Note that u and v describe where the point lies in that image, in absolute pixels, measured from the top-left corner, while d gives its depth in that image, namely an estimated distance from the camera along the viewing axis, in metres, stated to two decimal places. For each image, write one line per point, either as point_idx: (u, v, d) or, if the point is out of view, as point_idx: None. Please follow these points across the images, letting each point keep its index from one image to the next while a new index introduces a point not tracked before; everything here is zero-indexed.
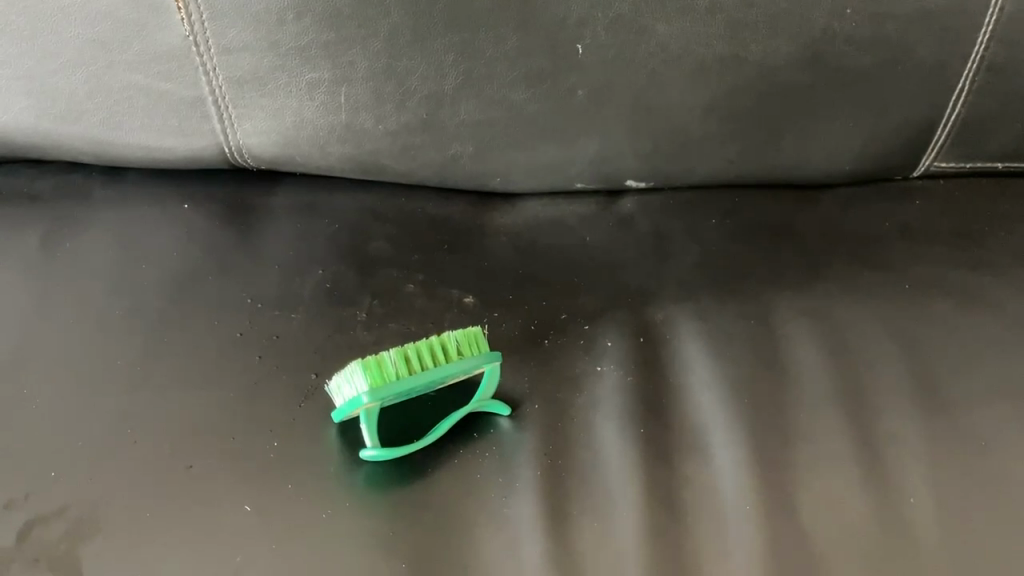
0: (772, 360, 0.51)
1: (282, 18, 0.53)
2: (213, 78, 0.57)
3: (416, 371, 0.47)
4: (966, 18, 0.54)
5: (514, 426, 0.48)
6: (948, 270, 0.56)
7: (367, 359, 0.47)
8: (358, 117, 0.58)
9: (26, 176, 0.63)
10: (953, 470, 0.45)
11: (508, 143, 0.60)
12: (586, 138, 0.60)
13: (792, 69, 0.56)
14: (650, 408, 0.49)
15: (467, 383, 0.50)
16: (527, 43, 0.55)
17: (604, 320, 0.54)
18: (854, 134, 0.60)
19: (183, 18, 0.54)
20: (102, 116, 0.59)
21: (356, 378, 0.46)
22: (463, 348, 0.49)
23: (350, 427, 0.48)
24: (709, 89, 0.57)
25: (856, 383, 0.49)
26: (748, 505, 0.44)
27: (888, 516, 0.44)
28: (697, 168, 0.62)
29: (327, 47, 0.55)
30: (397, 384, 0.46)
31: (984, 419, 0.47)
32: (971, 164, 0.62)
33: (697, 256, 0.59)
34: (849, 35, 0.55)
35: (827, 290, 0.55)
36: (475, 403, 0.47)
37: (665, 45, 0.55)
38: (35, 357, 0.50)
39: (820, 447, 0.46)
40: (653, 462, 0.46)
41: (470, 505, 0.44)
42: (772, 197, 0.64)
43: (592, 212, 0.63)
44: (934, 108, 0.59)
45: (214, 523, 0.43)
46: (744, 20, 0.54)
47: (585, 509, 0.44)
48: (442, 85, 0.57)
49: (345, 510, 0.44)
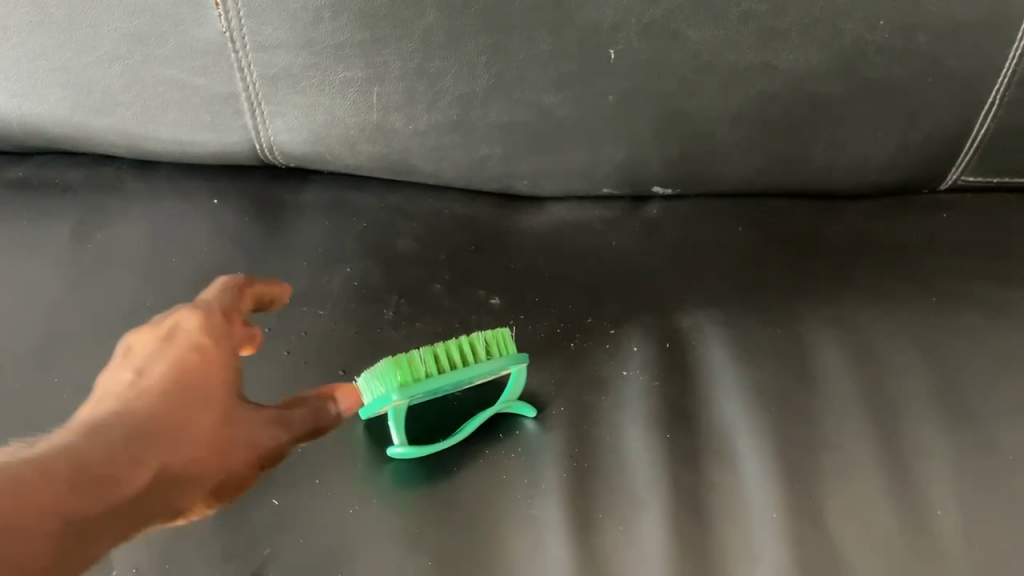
0: (798, 368, 0.51)
1: (318, 16, 0.54)
2: (247, 74, 0.57)
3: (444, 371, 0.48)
4: (999, 32, 0.54)
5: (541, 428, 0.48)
6: (973, 283, 0.56)
7: (394, 361, 0.48)
8: (389, 117, 0.59)
9: (58, 167, 0.64)
10: (977, 481, 0.45)
11: (536, 146, 0.60)
12: (613, 143, 0.60)
13: (823, 80, 0.56)
14: (675, 412, 0.49)
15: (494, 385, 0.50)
16: (559, 46, 0.55)
17: (630, 324, 0.54)
18: (884, 145, 0.60)
19: (220, 14, 0.54)
20: (136, 110, 0.59)
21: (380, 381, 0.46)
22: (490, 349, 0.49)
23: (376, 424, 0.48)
24: (739, 97, 0.57)
25: (879, 393, 0.49)
26: (773, 511, 0.44)
27: (912, 527, 0.44)
28: (723, 176, 0.62)
29: (361, 47, 0.55)
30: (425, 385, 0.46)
31: (1009, 431, 0.47)
32: (999, 178, 0.62)
33: (723, 262, 0.59)
34: (880, 47, 0.55)
35: (855, 300, 0.55)
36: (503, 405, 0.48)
37: (697, 52, 0.55)
38: (67, 348, 0.51)
39: (843, 454, 0.46)
40: (679, 468, 0.46)
41: (496, 504, 0.45)
42: (799, 206, 0.64)
43: (618, 216, 0.64)
44: (964, 121, 0.58)
45: (239, 514, 0.44)
46: (776, 30, 0.54)
47: (610, 512, 0.45)
48: (474, 87, 0.57)
49: (371, 507, 0.44)
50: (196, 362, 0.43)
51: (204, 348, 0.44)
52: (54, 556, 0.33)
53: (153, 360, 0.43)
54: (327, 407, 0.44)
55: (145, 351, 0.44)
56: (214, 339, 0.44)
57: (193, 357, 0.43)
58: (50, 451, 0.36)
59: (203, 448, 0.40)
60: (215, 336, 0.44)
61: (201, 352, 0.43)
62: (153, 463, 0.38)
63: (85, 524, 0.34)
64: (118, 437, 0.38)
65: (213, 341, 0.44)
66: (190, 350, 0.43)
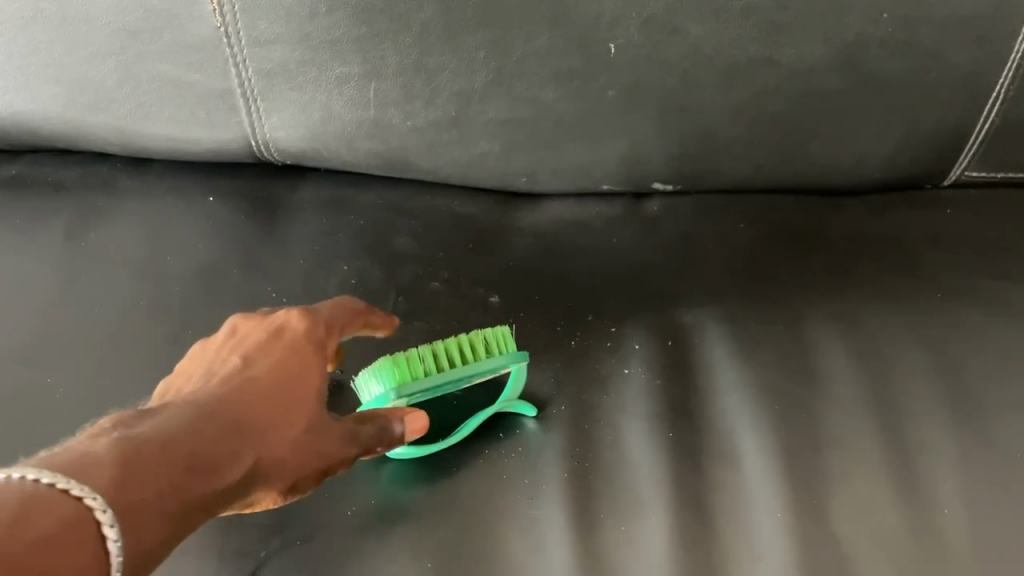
0: (801, 366, 0.50)
1: (314, 10, 0.53)
2: (242, 70, 0.56)
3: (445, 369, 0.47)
4: (1003, 25, 0.54)
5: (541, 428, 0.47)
6: (978, 279, 0.55)
7: (391, 357, 0.47)
8: (387, 113, 0.58)
9: (52, 165, 0.63)
10: (984, 480, 0.45)
11: (535, 142, 0.60)
12: (613, 139, 0.60)
13: (825, 74, 0.56)
14: (677, 411, 0.49)
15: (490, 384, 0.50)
16: (558, 41, 0.54)
17: (630, 322, 0.54)
18: (887, 140, 0.59)
19: (215, 9, 0.54)
20: (130, 107, 0.59)
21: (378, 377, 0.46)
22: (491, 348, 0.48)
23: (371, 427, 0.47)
24: (740, 92, 0.57)
25: (884, 391, 0.49)
26: (778, 510, 0.44)
27: (918, 526, 0.43)
28: (724, 172, 0.62)
29: (358, 42, 0.54)
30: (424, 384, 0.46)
31: (1016, 429, 0.47)
32: (1003, 174, 0.61)
33: (724, 258, 0.58)
34: (883, 41, 0.54)
35: (859, 297, 0.54)
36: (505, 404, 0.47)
37: (698, 46, 0.55)
38: (60, 348, 0.50)
39: (848, 452, 0.46)
40: (681, 467, 0.46)
41: (496, 504, 0.44)
42: (801, 202, 0.63)
43: (618, 213, 0.63)
44: (968, 115, 0.58)
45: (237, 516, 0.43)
46: (778, 24, 0.54)
47: (612, 512, 0.44)
48: (472, 82, 0.56)
49: (368, 509, 0.44)
50: (295, 366, 0.43)
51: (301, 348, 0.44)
52: (159, 539, 0.33)
53: (254, 352, 0.43)
54: (389, 421, 0.43)
55: (250, 341, 0.44)
56: (319, 349, 0.45)
57: (294, 359, 0.43)
58: (171, 426, 0.36)
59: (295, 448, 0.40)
60: (317, 345, 0.45)
61: (297, 350, 0.44)
62: (250, 454, 0.38)
63: (187, 510, 0.34)
64: (226, 425, 0.38)
65: (314, 350, 0.44)
66: (291, 352, 0.44)
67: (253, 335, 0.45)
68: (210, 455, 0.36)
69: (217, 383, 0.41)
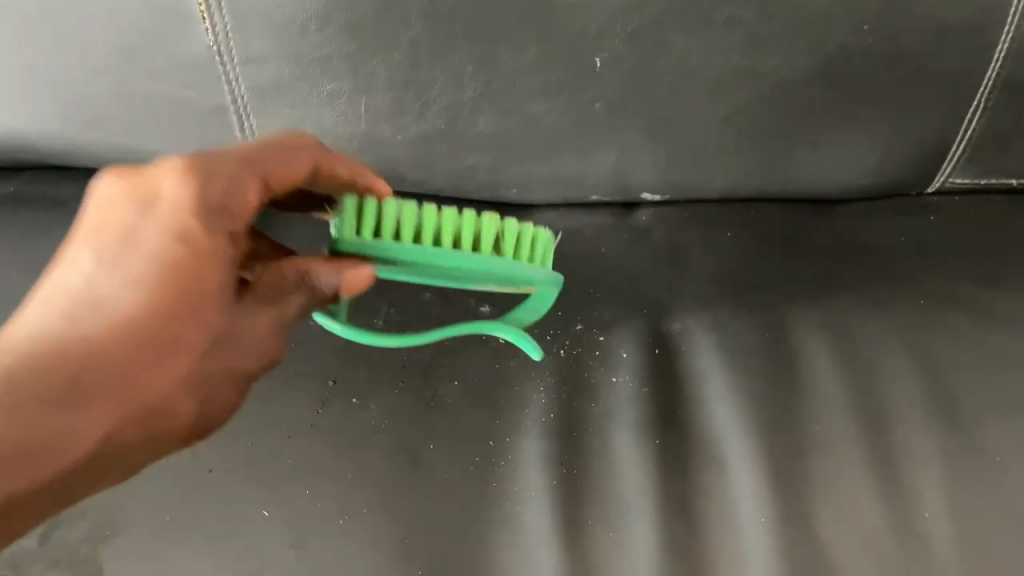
0: (787, 372, 0.51)
1: (305, 28, 0.54)
2: (235, 87, 0.57)
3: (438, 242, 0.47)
4: (982, 35, 0.54)
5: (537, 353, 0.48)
6: (962, 285, 0.56)
7: (387, 201, 0.47)
8: (378, 127, 0.59)
9: (49, 181, 0.64)
10: (963, 483, 0.46)
11: (524, 154, 0.61)
12: (601, 150, 0.61)
13: (809, 84, 0.57)
14: (664, 418, 0.49)
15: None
16: (545, 55, 0.55)
17: (618, 330, 0.55)
18: (871, 148, 0.60)
19: (208, 27, 0.55)
20: (125, 124, 0.59)
21: (340, 215, 0.46)
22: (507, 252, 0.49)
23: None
24: (725, 103, 0.58)
25: (867, 396, 0.50)
26: (761, 515, 0.45)
27: (900, 530, 0.44)
28: (711, 182, 0.62)
29: (348, 58, 0.55)
30: (382, 249, 0.45)
31: (997, 432, 0.47)
32: (987, 180, 0.62)
33: (712, 267, 0.59)
34: (865, 51, 0.55)
35: (844, 303, 0.55)
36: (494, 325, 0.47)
37: (682, 59, 0.56)
38: None
39: (831, 457, 0.47)
40: (669, 474, 0.46)
41: (485, 512, 0.45)
42: (787, 211, 0.64)
43: (608, 223, 0.64)
44: (950, 123, 0.59)
45: (232, 527, 0.44)
46: (762, 36, 0.54)
47: (600, 518, 0.45)
48: (462, 96, 0.57)
49: (362, 518, 0.44)
50: (214, 206, 0.39)
51: (191, 233, 0.38)
52: None
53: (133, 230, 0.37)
54: (319, 268, 0.43)
55: (114, 223, 0.38)
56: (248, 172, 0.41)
57: (206, 203, 0.39)
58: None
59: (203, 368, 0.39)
60: (222, 219, 0.39)
61: (183, 243, 0.37)
62: (112, 403, 0.36)
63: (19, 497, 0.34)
64: (76, 369, 0.35)
65: (206, 223, 0.38)
66: (182, 229, 0.38)
67: (136, 189, 0.38)
68: (52, 424, 0.35)
69: (60, 309, 0.36)
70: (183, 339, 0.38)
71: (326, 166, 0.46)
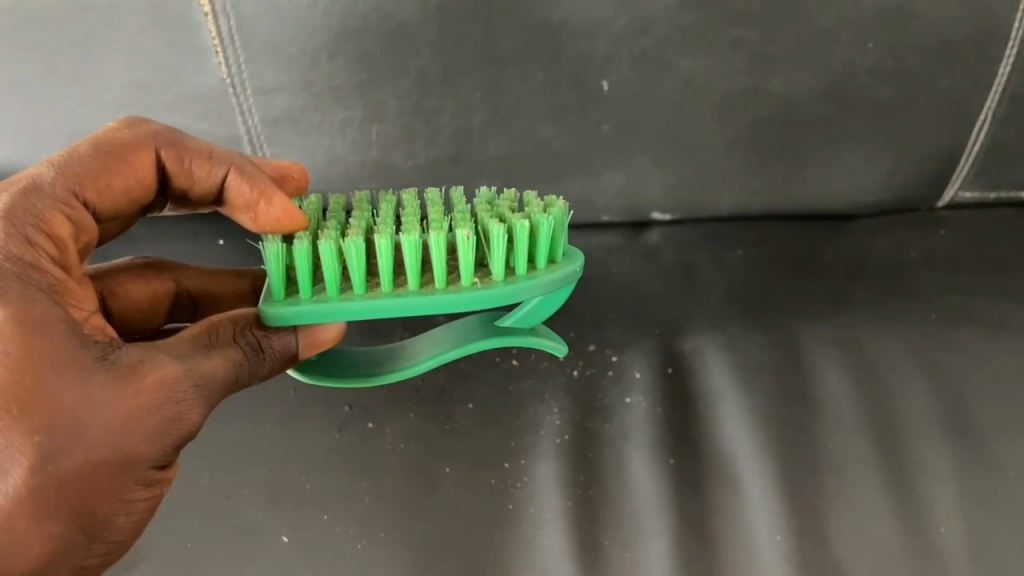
0: (800, 389, 0.51)
1: (316, 59, 0.55)
2: (249, 118, 0.58)
3: (386, 275, 0.42)
4: (988, 49, 0.55)
5: (562, 353, 0.50)
6: (972, 300, 0.56)
7: (322, 250, 0.41)
8: (389, 154, 0.60)
9: None
10: (980, 499, 0.45)
11: (534, 177, 0.61)
12: (610, 171, 0.62)
13: (815, 102, 0.57)
14: (678, 437, 0.49)
15: (519, 208, 0.48)
16: (552, 79, 0.56)
17: (631, 350, 0.55)
18: (878, 163, 0.61)
19: (221, 61, 0.55)
20: None
21: (269, 270, 0.42)
22: (467, 265, 0.43)
23: (337, 210, 0.48)
24: (731, 121, 0.58)
25: (880, 412, 0.49)
26: (777, 534, 0.44)
27: (916, 544, 0.44)
28: (719, 201, 0.63)
29: (359, 88, 0.56)
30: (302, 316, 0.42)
31: (1012, 446, 0.47)
32: (996, 193, 0.63)
33: (721, 286, 0.59)
34: (869, 69, 0.55)
35: (856, 319, 0.55)
36: (517, 339, 0.48)
37: (687, 80, 0.56)
38: None
39: (847, 473, 0.46)
40: (683, 493, 0.46)
41: (501, 533, 0.45)
42: (796, 228, 0.65)
43: (619, 243, 0.65)
44: (957, 138, 0.59)
45: (249, 552, 0.44)
46: (765, 56, 0.55)
47: (616, 539, 0.45)
48: (470, 122, 0.58)
49: (380, 541, 0.45)
50: (35, 246, 0.36)
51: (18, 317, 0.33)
52: None
53: None
54: (273, 335, 0.43)
55: None
56: (66, 185, 0.39)
57: (15, 246, 0.35)
58: None
59: (59, 467, 0.32)
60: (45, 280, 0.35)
61: (18, 338, 0.32)
62: None
63: None
64: None
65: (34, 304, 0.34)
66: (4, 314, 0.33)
67: None
68: None
69: None
70: (28, 423, 0.31)
71: (175, 156, 0.45)
